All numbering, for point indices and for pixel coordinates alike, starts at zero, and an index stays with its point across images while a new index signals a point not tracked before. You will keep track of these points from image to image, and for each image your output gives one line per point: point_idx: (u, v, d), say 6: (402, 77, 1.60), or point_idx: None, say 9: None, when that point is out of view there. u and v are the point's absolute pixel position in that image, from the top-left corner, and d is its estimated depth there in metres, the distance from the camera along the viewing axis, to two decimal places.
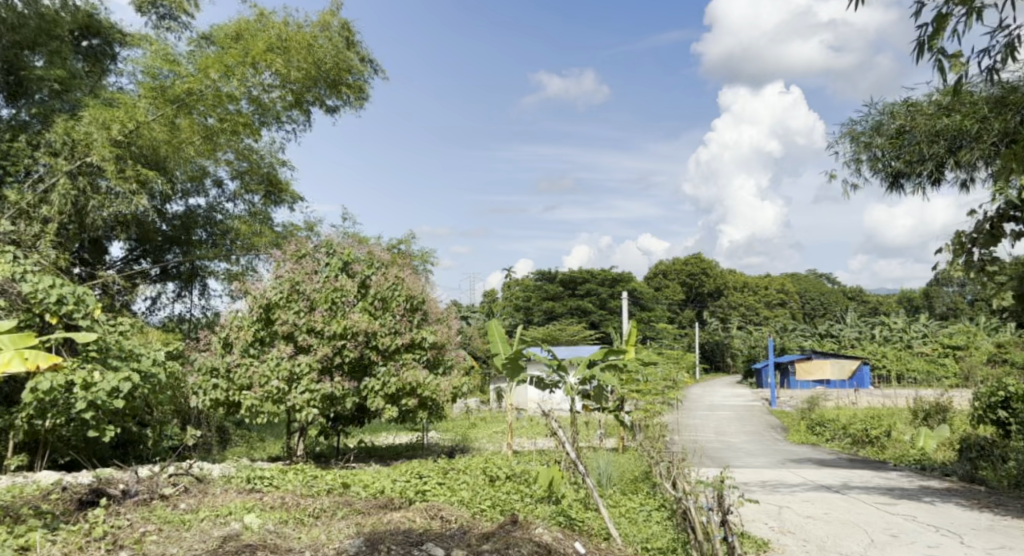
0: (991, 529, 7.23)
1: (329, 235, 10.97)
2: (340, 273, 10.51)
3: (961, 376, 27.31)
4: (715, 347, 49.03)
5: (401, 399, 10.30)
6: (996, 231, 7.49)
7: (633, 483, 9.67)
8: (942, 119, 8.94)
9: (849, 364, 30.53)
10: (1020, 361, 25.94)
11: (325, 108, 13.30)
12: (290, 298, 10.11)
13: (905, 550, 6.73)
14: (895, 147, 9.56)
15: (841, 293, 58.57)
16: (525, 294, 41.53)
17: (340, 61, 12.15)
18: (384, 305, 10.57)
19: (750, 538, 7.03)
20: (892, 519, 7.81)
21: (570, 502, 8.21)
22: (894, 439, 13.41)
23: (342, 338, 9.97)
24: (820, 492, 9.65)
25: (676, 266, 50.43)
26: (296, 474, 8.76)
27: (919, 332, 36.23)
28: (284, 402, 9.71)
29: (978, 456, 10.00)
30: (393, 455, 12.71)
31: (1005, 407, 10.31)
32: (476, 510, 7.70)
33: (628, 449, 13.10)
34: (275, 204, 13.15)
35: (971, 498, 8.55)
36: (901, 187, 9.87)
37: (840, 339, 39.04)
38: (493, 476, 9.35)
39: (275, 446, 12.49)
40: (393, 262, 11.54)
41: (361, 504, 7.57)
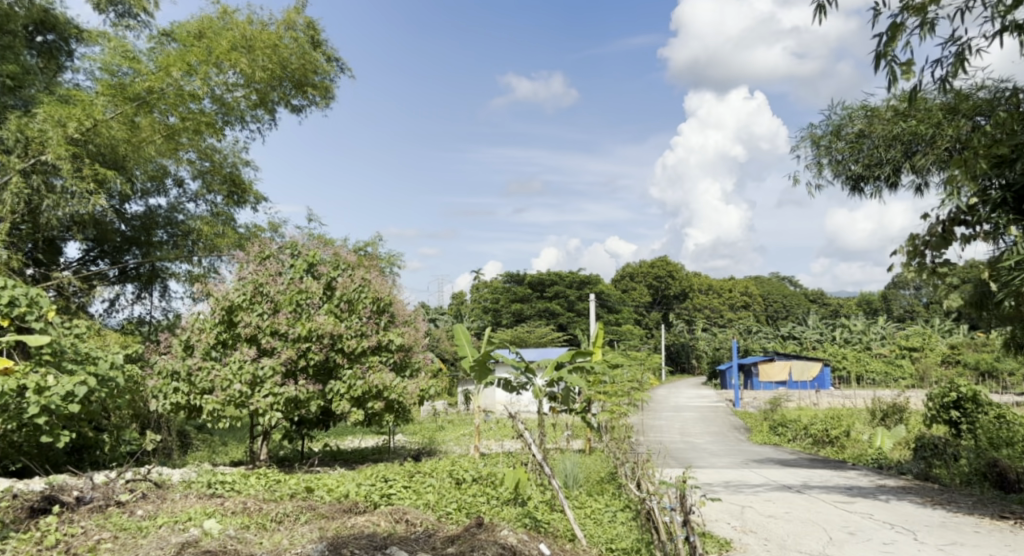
0: (943, 525, 7.40)
1: (293, 236, 10.89)
2: (305, 275, 10.46)
3: (916, 376, 28.00)
4: (681, 349, 49.50)
5: (367, 402, 10.25)
6: (947, 234, 7.68)
7: (599, 484, 9.73)
8: (899, 125, 9.15)
9: (811, 365, 31.05)
10: (973, 361, 26.72)
11: (290, 107, 13.21)
12: (253, 300, 9.99)
13: (862, 547, 6.85)
14: (854, 151, 9.77)
15: (802, 296, 59.60)
16: (493, 296, 41.48)
17: (306, 61, 12.09)
18: (350, 308, 10.52)
19: (712, 538, 7.10)
20: (850, 518, 7.97)
21: (535, 503, 8.26)
22: (853, 440, 13.68)
23: (307, 341, 9.88)
24: (781, 491, 9.78)
25: (643, 268, 50.67)
26: (259, 479, 8.65)
27: (877, 334, 37.06)
28: (246, 406, 9.57)
29: (932, 455, 10.15)
30: (359, 458, 12.65)
31: (957, 408, 10.57)
32: (441, 513, 7.70)
33: (595, 451, 13.18)
34: (238, 204, 13.00)
35: (925, 496, 8.76)
36: (860, 191, 10.08)
37: (802, 341, 39.71)
38: (459, 479, 9.35)
39: (238, 450, 12.34)
40: (360, 263, 11.47)
41: (325, 509, 7.51)
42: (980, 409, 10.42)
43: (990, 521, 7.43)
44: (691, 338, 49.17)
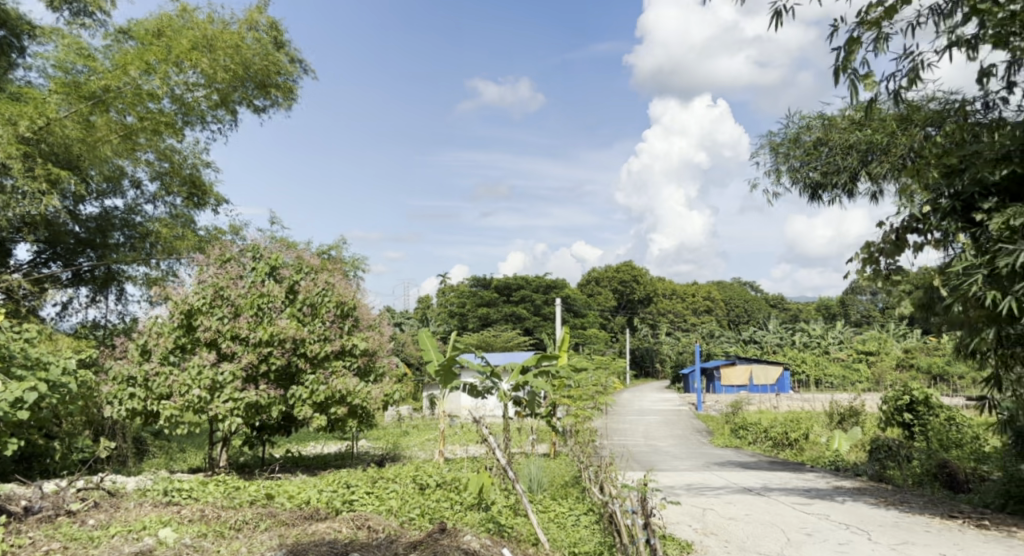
0: (896, 525, 7.56)
1: (255, 239, 10.75)
2: (267, 278, 10.34)
3: (872, 380, 28.62)
4: (646, 353, 49.91)
5: (329, 407, 10.17)
6: (900, 241, 7.85)
7: (563, 488, 9.77)
8: (855, 134, 9.39)
9: (771, 369, 31.56)
10: (926, 365, 27.42)
11: (252, 108, 13.10)
12: (213, 304, 9.86)
13: (818, 548, 6.97)
14: (811, 159, 9.97)
15: (764, 301, 60.52)
16: (459, 300, 41.40)
17: (269, 62, 12.00)
18: (313, 312, 10.44)
19: (673, 540, 7.16)
20: (807, 519, 8.11)
21: (499, 508, 8.26)
22: (812, 442, 13.92)
23: (268, 346, 9.77)
24: (742, 494, 9.89)
25: (609, 272, 51.00)
26: (218, 486, 8.52)
27: (835, 338, 37.78)
28: (205, 412, 9.43)
29: (886, 457, 10.32)
30: (321, 464, 12.54)
31: (910, 411, 10.88)
32: (404, 519, 7.66)
33: (559, 454, 13.23)
34: (198, 206, 12.82)
35: (879, 497, 8.95)
36: (818, 198, 10.29)
37: (763, 345, 40.36)
38: (423, 484, 9.32)
39: (196, 457, 12.15)
40: (323, 266, 11.38)
41: (286, 515, 7.42)
42: (931, 412, 10.71)
43: (940, 520, 7.59)
44: (656, 342, 49.65)
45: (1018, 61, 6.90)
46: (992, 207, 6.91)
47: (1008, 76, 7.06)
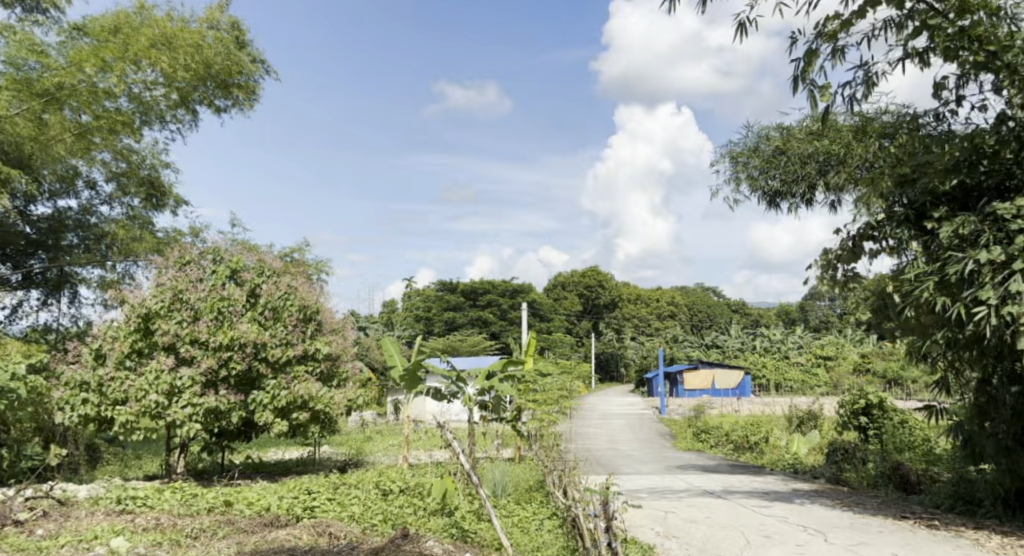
0: (852, 526, 7.69)
1: (216, 242, 10.60)
2: (227, 281, 10.19)
3: (830, 384, 29.17)
4: (611, 357, 50.26)
5: (291, 412, 10.03)
6: (857, 248, 8.00)
7: (528, 492, 9.77)
8: (813, 144, 9.62)
9: (733, 374, 32.04)
10: (881, 369, 28.03)
11: (213, 108, 12.98)
12: (171, 307, 9.67)
13: (777, 549, 7.06)
14: (771, 167, 10.14)
15: (726, 306, 61.35)
16: (425, 305, 41.28)
17: (232, 62, 11.87)
18: (275, 316, 10.31)
19: (635, 544, 7.20)
20: (766, 521, 8.22)
21: (463, 513, 8.23)
22: (772, 446, 14.11)
23: (229, 350, 9.63)
24: (704, 497, 9.98)
25: (575, 277, 51.24)
26: (174, 493, 8.36)
27: (795, 342, 38.43)
28: (162, 417, 9.25)
29: (842, 460, 10.52)
30: (282, 470, 12.39)
31: (865, 414, 11.04)
32: (366, 525, 7.59)
33: (524, 459, 13.22)
34: (156, 208, 12.59)
35: (836, 498, 9.10)
36: (778, 207, 10.50)
37: (725, 350, 40.92)
38: (386, 490, 9.25)
39: (152, 464, 11.90)
40: (286, 269, 11.27)
41: (244, 522, 7.31)
42: (886, 415, 10.92)
43: (892, 521, 7.75)
44: (620, 346, 50.01)
45: (967, 75, 7.09)
46: (943, 215, 7.04)
47: (957, 89, 7.25)
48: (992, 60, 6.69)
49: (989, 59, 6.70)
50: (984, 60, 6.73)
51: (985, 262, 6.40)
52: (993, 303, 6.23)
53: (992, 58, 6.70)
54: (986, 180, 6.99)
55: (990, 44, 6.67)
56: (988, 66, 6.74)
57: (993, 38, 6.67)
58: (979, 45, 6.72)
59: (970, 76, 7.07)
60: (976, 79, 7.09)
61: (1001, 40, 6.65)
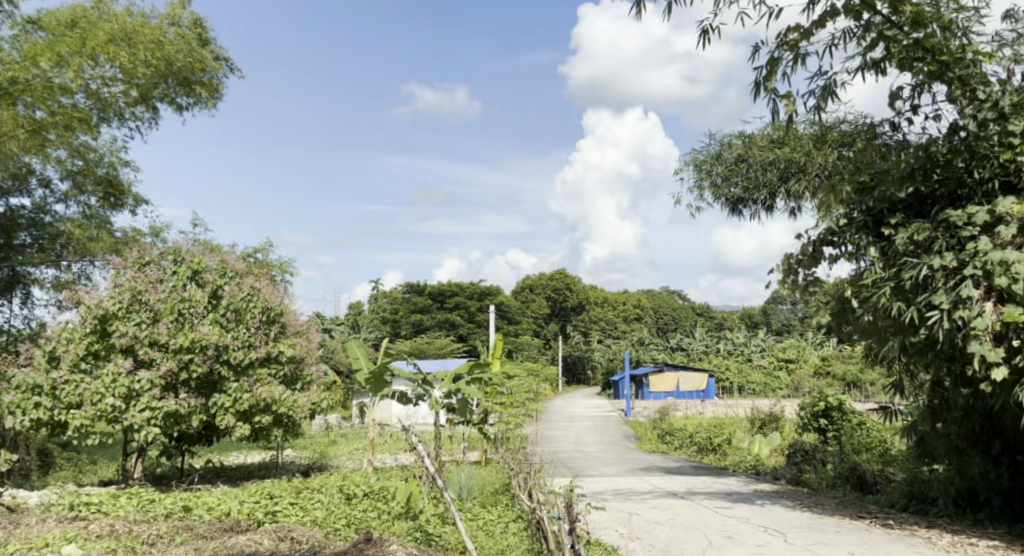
0: (810, 526, 7.80)
1: (177, 242, 10.41)
2: (188, 282, 10.02)
3: (792, 386, 29.58)
4: (578, 360, 50.48)
5: (253, 416, 9.87)
6: (817, 253, 8.11)
7: (493, 495, 9.75)
8: (774, 152, 9.78)
9: (697, 376, 32.36)
10: (841, 373, 28.51)
11: (175, 106, 12.80)
12: (130, 309, 9.48)
13: (737, 550, 7.13)
14: (732, 174, 10.30)
15: (691, 309, 61.96)
16: (392, 306, 40.99)
17: (194, 58, 11.70)
18: (237, 318, 10.13)
19: (598, 545, 7.22)
20: (729, 522, 8.30)
21: (427, 516, 8.17)
22: (735, 447, 14.23)
23: (189, 352, 9.46)
24: (668, 498, 10.04)
25: (542, 280, 51.38)
26: (131, 499, 8.18)
27: (757, 346, 38.94)
28: (119, 421, 9.05)
29: (802, 461, 10.65)
30: (244, 474, 12.20)
31: (825, 416, 11.23)
32: (329, 530, 7.50)
33: (490, 461, 13.20)
34: (114, 207, 12.35)
35: (795, 499, 9.23)
36: (739, 213, 10.67)
37: (690, 353, 41.34)
38: (349, 494, 9.17)
39: (108, 469, 11.65)
40: (249, 271, 11.16)
41: (203, 528, 7.18)
42: (844, 417, 11.12)
43: (849, 521, 7.87)
44: (587, 349, 50.21)
45: (921, 86, 7.26)
46: (898, 222, 7.16)
47: (911, 99, 7.40)
48: (944, 71, 6.90)
49: (942, 70, 6.90)
50: (937, 71, 6.91)
51: (938, 268, 6.56)
52: (945, 307, 6.40)
53: (944, 69, 6.90)
54: (939, 188, 7.12)
55: (943, 55, 6.83)
56: (940, 77, 6.95)
57: (946, 49, 6.83)
58: (933, 57, 6.88)
59: (925, 86, 7.23)
60: (929, 90, 7.26)
61: (953, 52, 6.82)
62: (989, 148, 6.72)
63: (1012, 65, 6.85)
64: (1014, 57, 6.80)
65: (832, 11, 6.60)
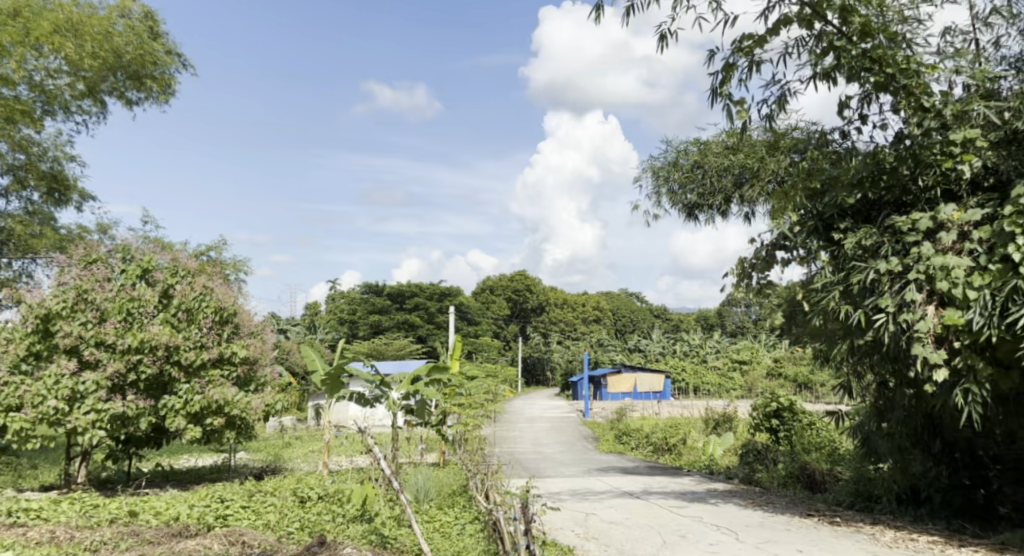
0: (762, 525, 7.89)
1: (126, 240, 10.14)
2: (138, 281, 9.76)
3: (745, 387, 30.03)
4: (537, 361, 50.61)
5: (204, 418, 9.65)
6: (770, 257, 8.22)
7: (450, 497, 9.68)
8: (729, 158, 9.88)
9: (655, 378, 32.68)
10: (793, 374, 29.02)
11: (126, 99, 12.48)
12: (74, 308, 9.20)
13: (691, 549, 7.19)
14: (688, 181, 10.42)
15: (649, 311, 62.59)
16: (350, 306, 40.50)
17: (144, 52, 11.41)
18: (190, 317, 9.91)
19: (555, 545, 7.20)
20: (683, 521, 8.37)
21: (383, 519, 8.06)
22: (689, 447, 14.40)
23: (138, 353, 9.17)
24: (624, 498, 10.09)
25: (501, 282, 51.39)
26: (73, 504, 7.91)
27: (712, 347, 39.50)
28: (62, 424, 8.76)
29: (755, 460, 10.82)
30: (194, 477, 11.94)
31: (777, 416, 11.41)
32: (282, 533, 7.36)
33: (448, 463, 13.13)
34: (59, 203, 11.99)
35: (748, 498, 9.35)
36: (695, 218, 10.79)
37: (647, 354, 41.72)
38: (304, 497, 9.02)
39: (51, 474, 11.28)
40: (201, 270, 10.93)
41: (151, 533, 6.97)
42: (795, 417, 11.34)
43: (799, 518, 7.99)
44: (547, 350, 50.30)
45: (869, 96, 7.37)
46: (847, 227, 7.31)
47: (860, 109, 7.53)
48: (890, 81, 7.01)
49: (889, 80, 7.00)
50: (884, 81, 7.02)
51: (884, 272, 6.71)
52: (891, 311, 6.56)
53: (890, 79, 7.00)
54: (886, 195, 7.30)
55: (890, 66, 6.91)
56: (887, 87, 7.07)
57: (891, 60, 6.91)
58: (880, 67, 6.96)
59: (872, 97, 7.37)
60: (877, 100, 7.39)
61: (899, 63, 6.92)
62: (932, 156, 6.91)
63: (953, 77, 7.03)
64: (955, 69, 6.98)
65: (786, 18, 6.70)
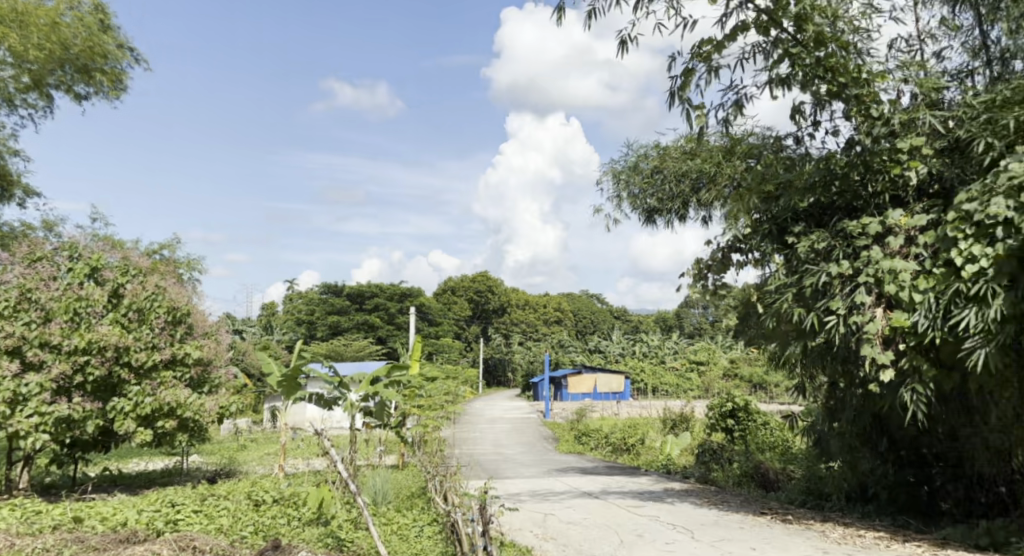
0: (717, 523, 7.95)
1: (73, 237, 9.85)
2: (86, 280, 9.47)
3: (702, 388, 30.34)
4: (499, 362, 50.60)
5: (156, 420, 9.40)
6: (725, 259, 8.29)
7: (408, 499, 9.57)
8: (687, 163, 9.93)
9: (615, 379, 32.87)
10: (749, 375, 29.42)
11: (75, 94, 12.16)
12: (18, 308, 8.88)
13: (647, 548, 7.20)
14: (648, 185, 10.49)
15: (609, 312, 63.03)
16: (308, 307, 40.01)
17: (93, 44, 11.07)
18: (141, 318, 9.65)
19: (513, 547, 7.15)
20: (640, 520, 8.40)
21: (340, 521, 7.93)
22: (647, 447, 14.48)
23: (85, 354, 8.87)
24: (583, 498, 10.09)
25: (462, 283, 51.29)
26: (14, 511, 7.63)
27: (670, 348, 39.90)
28: (3, 427, 8.44)
29: (710, 460, 10.92)
30: (144, 482, 11.63)
31: (733, 416, 11.54)
32: (235, 538, 7.19)
33: (407, 465, 13.00)
34: (3, 199, 11.60)
35: (704, 497, 9.43)
36: (654, 222, 10.86)
37: (607, 355, 41.96)
38: (258, 500, 8.83)
39: None
40: (153, 269, 10.67)
41: (97, 539, 6.75)
42: (750, 417, 11.48)
43: (753, 517, 8.07)
44: (508, 351, 50.26)
45: (821, 103, 7.48)
46: (801, 231, 7.41)
47: (813, 115, 7.64)
48: (842, 89, 7.11)
49: (841, 88, 7.11)
50: (836, 89, 7.13)
51: (836, 275, 6.80)
52: (841, 313, 6.66)
53: (842, 88, 7.10)
54: (838, 199, 7.42)
55: (842, 75, 7.01)
56: (839, 95, 7.17)
57: (844, 69, 7.00)
58: (832, 76, 7.06)
59: (824, 103, 7.47)
60: (829, 107, 7.50)
61: (851, 72, 6.99)
62: (881, 163, 7.04)
63: (901, 86, 7.16)
64: (904, 78, 7.11)
65: (743, 25, 6.75)
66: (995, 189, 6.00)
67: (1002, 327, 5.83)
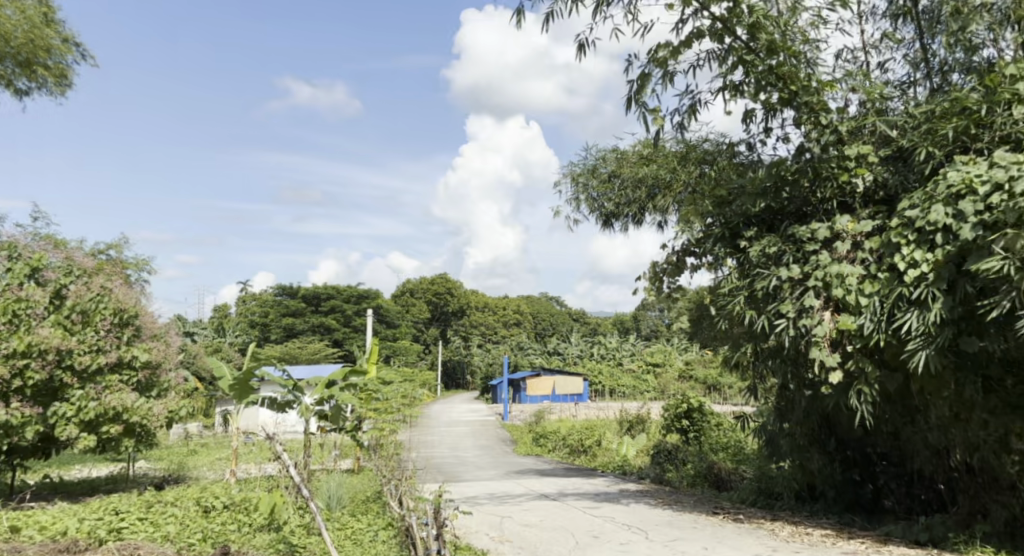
0: (670, 524, 7.96)
1: (12, 237, 9.48)
2: (26, 281, 9.11)
3: (659, 389, 30.52)
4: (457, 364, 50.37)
5: (100, 426, 9.07)
6: (680, 262, 8.31)
7: (362, 504, 9.40)
8: (644, 167, 9.95)
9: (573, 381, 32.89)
10: (704, 377, 29.68)
11: (17, 89, 11.75)
12: None
13: (603, 549, 7.17)
14: (607, 188, 10.50)
15: (568, 315, 63.30)
16: (262, 309, 39.34)
17: (34, 37, 10.60)
18: (85, 319, 9.31)
19: (469, 550, 7.04)
20: (595, 521, 8.37)
21: (292, 527, 7.74)
22: (604, 448, 14.48)
23: (25, 357, 8.47)
24: (539, 500, 10.03)
25: (421, 285, 50.98)
26: None
27: (628, 351, 40.14)
28: None
29: (665, 461, 10.94)
30: (87, 489, 11.23)
31: (687, 417, 11.59)
32: (182, 545, 6.96)
33: (362, 470, 12.80)
34: None
35: (658, 498, 9.44)
36: (611, 226, 10.87)
37: (566, 358, 42.04)
38: (207, 506, 8.58)
39: None
40: (98, 269, 10.33)
41: (33, 550, 6.45)
42: (704, 418, 11.54)
43: (706, 517, 8.09)
44: (467, 353, 50.07)
45: (773, 110, 7.54)
46: (753, 235, 7.44)
47: (764, 122, 7.71)
48: (793, 97, 7.16)
49: (791, 96, 7.16)
50: (788, 97, 7.18)
51: (786, 279, 6.84)
52: (791, 316, 6.70)
53: (793, 96, 7.16)
54: (788, 204, 7.47)
55: (793, 84, 7.06)
56: (790, 102, 7.23)
57: (795, 77, 7.05)
58: (784, 84, 7.11)
59: (775, 111, 7.55)
60: (781, 114, 7.56)
61: (801, 80, 7.04)
62: (829, 169, 7.10)
63: (849, 95, 7.26)
64: (851, 88, 7.20)
65: (698, 32, 6.78)
66: (935, 197, 6.10)
67: (942, 330, 5.90)
